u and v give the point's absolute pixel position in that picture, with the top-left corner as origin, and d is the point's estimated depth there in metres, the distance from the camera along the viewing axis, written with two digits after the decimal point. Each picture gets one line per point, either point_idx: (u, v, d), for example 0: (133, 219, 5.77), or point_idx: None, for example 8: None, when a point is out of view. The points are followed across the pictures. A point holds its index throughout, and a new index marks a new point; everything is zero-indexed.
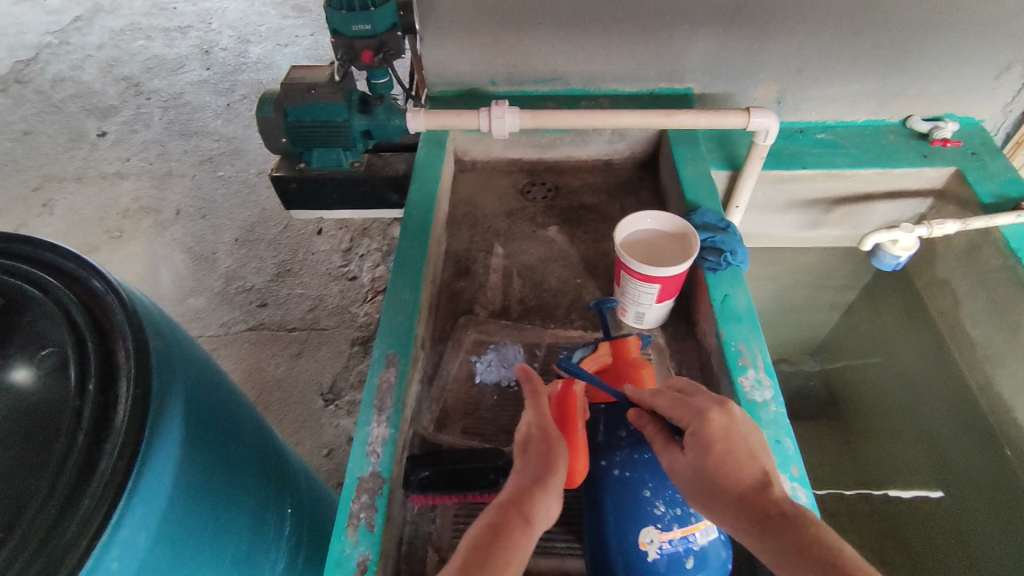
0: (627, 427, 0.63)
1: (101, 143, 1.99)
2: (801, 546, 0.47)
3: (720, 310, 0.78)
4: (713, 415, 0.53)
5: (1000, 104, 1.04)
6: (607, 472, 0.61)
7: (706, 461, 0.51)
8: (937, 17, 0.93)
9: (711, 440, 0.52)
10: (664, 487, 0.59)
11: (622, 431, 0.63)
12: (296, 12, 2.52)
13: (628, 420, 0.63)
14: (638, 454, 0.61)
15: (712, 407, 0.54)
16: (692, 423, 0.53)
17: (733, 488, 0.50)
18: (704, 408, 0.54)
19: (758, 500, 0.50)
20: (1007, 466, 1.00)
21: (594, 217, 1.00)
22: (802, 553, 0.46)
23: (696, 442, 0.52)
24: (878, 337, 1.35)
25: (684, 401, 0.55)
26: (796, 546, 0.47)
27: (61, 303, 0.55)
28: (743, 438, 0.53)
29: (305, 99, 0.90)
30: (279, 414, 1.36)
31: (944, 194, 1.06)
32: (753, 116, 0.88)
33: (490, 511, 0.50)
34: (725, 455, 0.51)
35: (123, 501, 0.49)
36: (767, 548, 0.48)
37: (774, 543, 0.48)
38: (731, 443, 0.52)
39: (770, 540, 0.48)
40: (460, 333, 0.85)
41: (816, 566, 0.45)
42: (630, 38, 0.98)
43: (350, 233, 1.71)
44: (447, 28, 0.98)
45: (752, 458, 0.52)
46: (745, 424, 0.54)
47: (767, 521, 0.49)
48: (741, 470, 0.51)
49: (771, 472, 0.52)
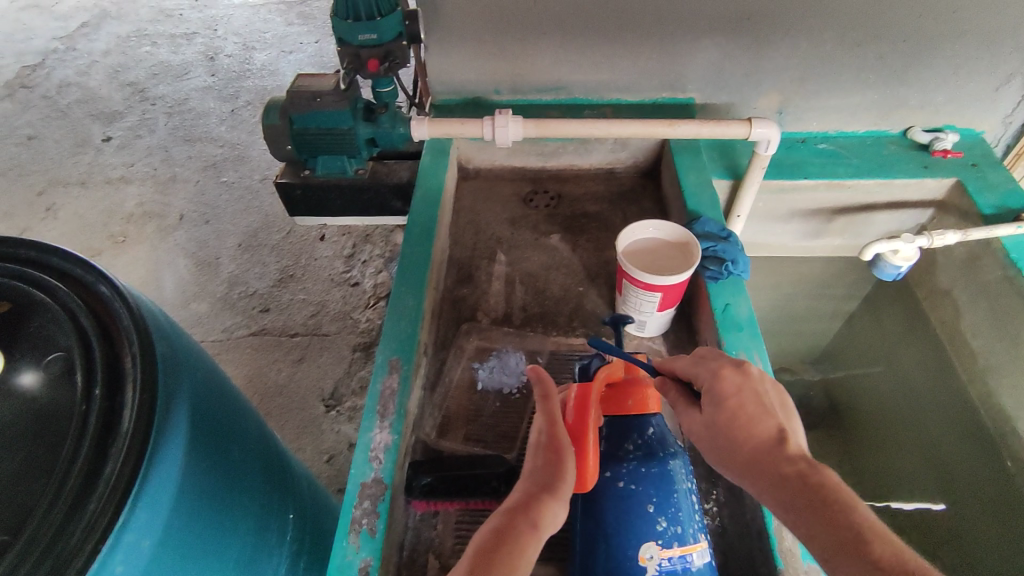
0: (635, 440, 0.63)
1: (106, 148, 2.00)
2: (808, 498, 0.47)
3: (721, 319, 0.78)
4: (727, 371, 0.56)
5: (1000, 116, 1.05)
6: (611, 484, 0.61)
7: (719, 416, 0.55)
8: (937, 30, 0.94)
9: (724, 396, 0.55)
10: (667, 505, 0.59)
11: (630, 445, 0.62)
12: (301, 19, 2.54)
13: (636, 434, 0.63)
14: (644, 469, 0.61)
15: (726, 366, 0.56)
16: (706, 383, 0.57)
17: (744, 440, 0.53)
18: (717, 368, 0.57)
19: (771, 451, 0.51)
20: (1008, 478, 1.00)
21: (596, 226, 1.01)
22: (808, 504, 0.47)
23: (711, 397, 0.56)
24: (879, 347, 1.35)
25: (699, 361, 0.59)
26: (803, 497, 0.48)
27: (68, 309, 0.55)
28: (758, 396, 0.54)
29: (311, 106, 0.90)
30: (280, 419, 1.36)
31: (945, 205, 1.07)
32: (755, 126, 0.89)
33: (500, 513, 0.49)
34: (739, 410, 0.54)
35: (128, 505, 0.50)
36: (775, 498, 0.49)
37: (782, 493, 0.49)
38: (742, 399, 0.54)
39: (777, 490, 0.49)
40: (462, 340, 0.85)
41: (821, 518, 0.46)
42: (633, 49, 0.99)
43: (353, 240, 1.72)
44: (452, 37, 0.99)
45: (767, 413, 0.53)
46: (762, 383, 0.55)
47: (778, 475, 0.50)
48: (754, 424, 0.53)
49: (789, 429, 0.53)
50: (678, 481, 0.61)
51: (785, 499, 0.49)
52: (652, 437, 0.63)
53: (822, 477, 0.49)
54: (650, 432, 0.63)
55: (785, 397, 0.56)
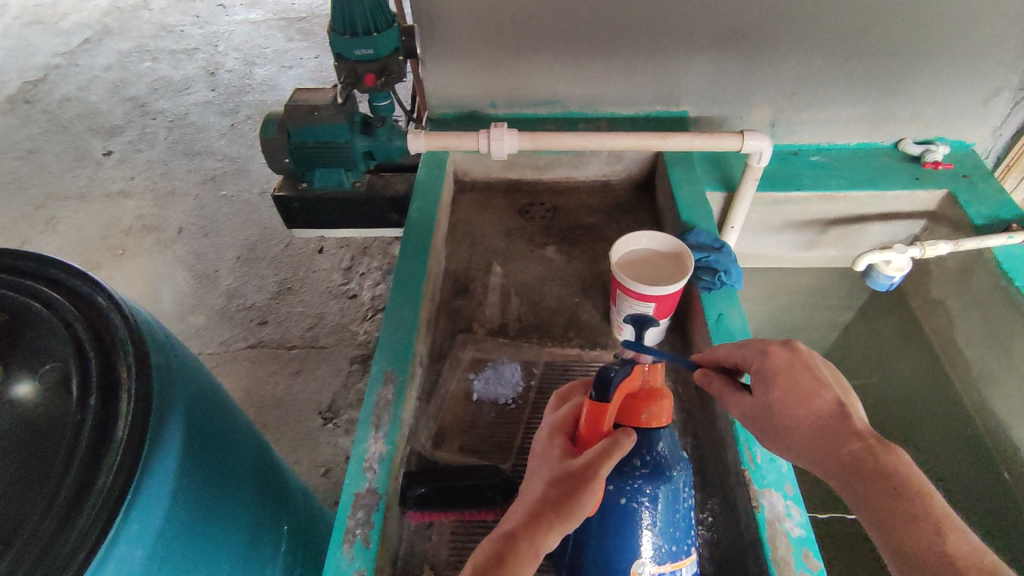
0: (642, 456, 0.57)
1: (106, 162, 2.02)
2: (869, 474, 0.50)
3: (715, 328, 0.79)
4: (774, 348, 0.58)
5: (990, 128, 1.06)
6: (612, 500, 0.57)
7: (769, 393, 0.57)
8: (925, 44, 0.95)
9: (777, 369, 0.57)
10: (664, 524, 0.57)
11: (636, 461, 0.57)
12: (301, 35, 2.57)
13: (645, 448, 0.57)
14: (650, 487, 0.56)
15: (775, 343, 0.59)
16: (755, 361, 0.59)
17: (802, 415, 0.55)
18: (764, 345, 0.59)
19: (830, 426, 0.54)
20: (1005, 489, 1.01)
21: (591, 237, 1.02)
22: (873, 483, 0.49)
23: (761, 370, 0.58)
24: (875, 359, 1.35)
25: (745, 343, 0.61)
26: (864, 474, 0.50)
27: (64, 319, 0.56)
28: (810, 372, 0.57)
29: (308, 120, 0.92)
30: (276, 432, 1.36)
31: (937, 216, 1.08)
32: (747, 139, 0.90)
33: (496, 535, 0.48)
34: (794, 385, 0.56)
35: (121, 515, 0.50)
36: (834, 475, 0.52)
37: (843, 471, 0.52)
38: (795, 373, 0.56)
39: (838, 469, 0.52)
40: (458, 351, 0.85)
41: (895, 501, 0.48)
42: (626, 63, 1.00)
43: (351, 252, 1.73)
44: (448, 52, 1.00)
45: (823, 388, 0.56)
46: (814, 359, 0.58)
47: (847, 458, 0.52)
48: (810, 400, 0.55)
49: (847, 403, 0.55)
50: (677, 501, 0.58)
51: (846, 477, 0.51)
52: (662, 454, 0.57)
53: (887, 455, 0.51)
54: (660, 447, 0.57)
55: (837, 373, 0.59)
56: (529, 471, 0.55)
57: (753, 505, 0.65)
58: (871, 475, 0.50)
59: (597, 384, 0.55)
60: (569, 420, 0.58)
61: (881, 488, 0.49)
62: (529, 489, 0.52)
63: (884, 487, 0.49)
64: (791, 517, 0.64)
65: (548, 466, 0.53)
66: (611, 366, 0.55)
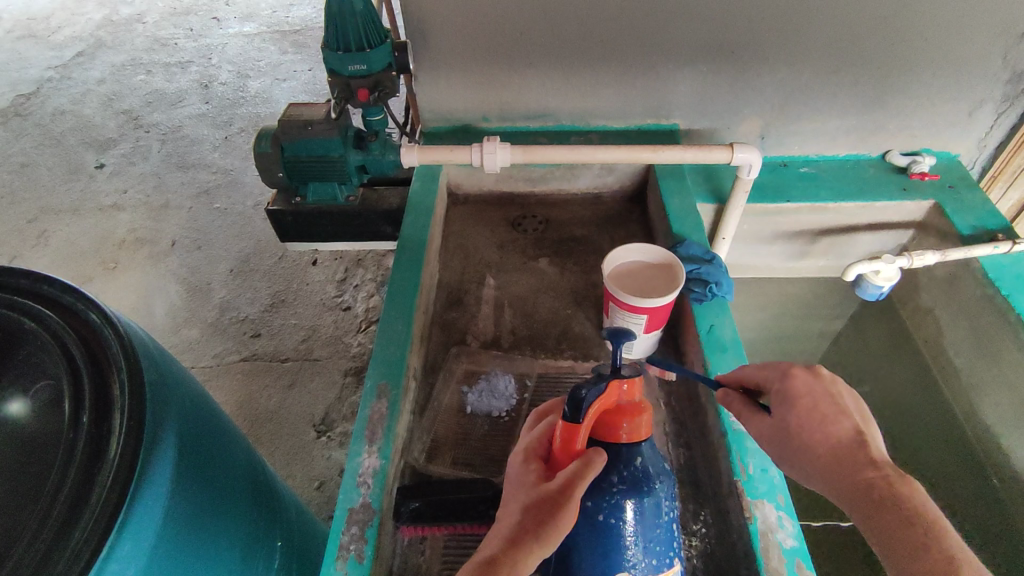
0: (621, 471, 0.57)
1: (99, 175, 2.01)
2: (887, 505, 0.49)
3: (707, 340, 0.79)
4: (798, 372, 0.58)
5: (975, 139, 1.08)
6: (590, 517, 0.56)
7: (789, 417, 0.56)
8: (910, 58, 0.97)
9: (799, 392, 0.57)
10: (645, 539, 0.56)
11: (614, 477, 0.57)
12: (295, 48, 2.59)
13: (621, 463, 0.57)
14: (627, 503, 0.56)
15: (799, 367, 0.58)
16: (778, 384, 0.58)
17: (821, 439, 0.54)
18: (789, 368, 0.58)
19: (849, 453, 0.53)
20: (998, 497, 1.02)
21: (583, 249, 1.02)
22: (892, 514, 0.49)
23: (782, 392, 0.58)
24: (866, 367, 1.36)
25: (772, 367, 0.60)
26: (883, 504, 0.50)
27: (57, 336, 0.56)
28: (833, 399, 0.56)
29: (302, 134, 0.91)
30: (270, 446, 1.35)
31: (923, 226, 1.09)
32: (736, 151, 0.91)
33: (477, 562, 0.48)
34: (817, 410, 0.55)
35: (115, 534, 0.49)
36: (847, 501, 0.52)
37: (860, 498, 0.51)
38: (818, 400, 0.56)
39: (854, 496, 0.51)
40: (451, 363, 0.86)
41: (913, 533, 0.48)
42: (617, 77, 1.01)
43: (345, 264, 1.73)
44: (441, 67, 1.01)
45: (845, 415, 0.55)
46: (840, 387, 0.57)
47: (866, 486, 0.51)
48: (831, 426, 0.55)
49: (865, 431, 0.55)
50: (657, 515, 0.58)
51: (861, 504, 0.51)
52: (639, 469, 0.58)
53: (905, 485, 0.50)
54: (638, 462, 0.58)
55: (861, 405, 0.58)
56: (503, 496, 0.55)
57: (747, 515, 0.65)
58: (889, 505, 0.49)
59: (570, 404, 0.55)
60: (543, 440, 0.58)
61: (900, 518, 0.49)
62: (505, 514, 0.52)
63: (902, 517, 0.49)
64: (783, 527, 0.64)
65: (522, 488, 0.54)
66: (584, 385, 0.56)
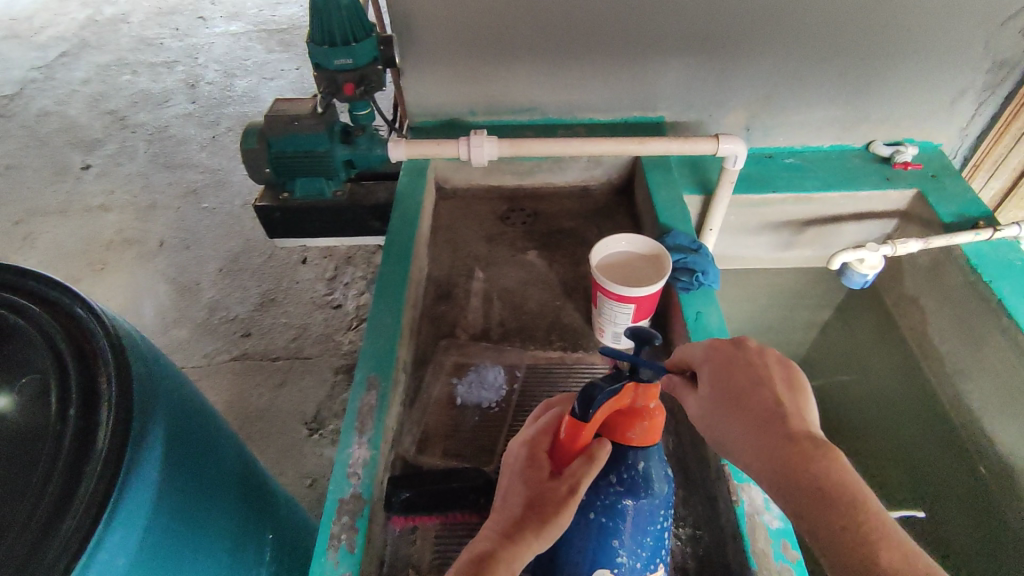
0: (619, 473, 0.57)
1: (85, 176, 2.00)
2: (807, 489, 0.47)
3: (694, 327, 0.80)
4: (721, 345, 0.58)
5: (956, 128, 1.10)
6: (583, 514, 0.57)
7: (714, 394, 0.55)
8: (891, 47, 0.98)
9: (720, 367, 0.56)
10: (633, 541, 0.57)
11: (612, 477, 0.57)
12: (281, 47, 2.58)
13: (622, 466, 0.57)
14: (622, 504, 0.56)
15: (726, 344, 0.58)
16: (704, 363, 0.58)
17: (742, 410, 0.53)
18: (714, 346, 0.58)
19: (768, 424, 0.51)
20: (981, 480, 1.03)
21: (572, 241, 1.03)
22: (812, 485, 0.47)
23: (706, 365, 0.57)
24: (853, 355, 1.38)
25: (699, 347, 0.59)
26: (799, 486, 0.48)
27: (42, 331, 0.55)
28: (754, 368, 0.55)
29: (289, 129, 0.93)
30: (261, 445, 1.35)
31: (908, 215, 1.10)
32: (722, 142, 0.92)
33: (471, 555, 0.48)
34: (737, 380, 0.55)
35: (103, 523, 0.49)
36: (771, 481, 0.50)
37: (781, 475, 0.49)
38: (739, 373, 0.55)
39: (777, 477, 0.49)
40: (441, 356, 0.86)
41: (827, 514, 0.46)
42: (603, 69, 1.02)
43: (335, 262, 1.72)
44: (428, 61, 1.01)
45: (768, 386, 0.53)
46: (763, 357, 0.56)
47: (785, 467, 0.49)
48: (751, 400, 0.53)
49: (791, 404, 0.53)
50: (651, 520, 0.57)
51: (782, 481, 0.49)
52: (641, 472, 0.57)
53: (824, 459, 0.48)
54: (640, 466, 0.57)
55: (791, 370, 0.55)
56: (505, 487, 0.56)
57: (733, 499, 0.67)
58: (807, 481, 0.48)
59: (581, 400, 0.54)
60: (548, 432, 0.57)
61: (815, 498, 0.47)
62: (505, 506, 0.53)
63: (818, 498, 0.47)
64: (769, 509, 0.65)
65: (526, 481, 0.54)
66: (598, 385, 0.55)
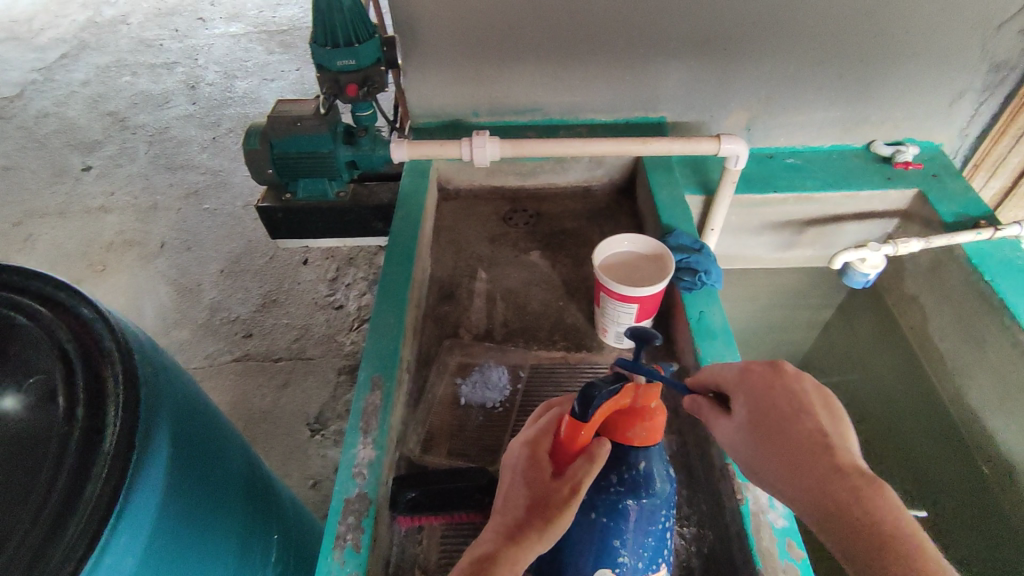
0: (621, 472, 0.57)
1: (86, 177, 2.00)
2: (856, 525, 0.47)
3: (697, 327, 0.80)
4: (757, 368, 0.57)
5: (957, 128, 1.10)
6: (585, 514, 0.57)
7: (751, 420, 0.55)
8: (891, 48, 0.99)
9: (758, 392, 0.55)
10: (635, 541, 0.57)
11: (613, 477, 0.57)
12: (282, 48, 2.58)
13: (623, 466, 0.57)
14: (624, 504, 0.56)
15: (762, 367, 0.57)
16: (740, 387, 0.57)
17: (783, 439, 0.52)
18: (750, 369, 0.57)
19: (811, 455, 0.51)
20: (983, 479, 1.03)
21: (574, 241, 1.03)
22: (861, 521, 0.47)
23: (742, 389, 0.57)
24: (855, 355, 1.38)
25: (734, 369, 0.58)
26: (845, 521, 0.47)
27: (50, 333, 0.55)
28: (794, 395, 0.54)
29: (291, 130, 0.93)
30: (264, 446, 1.35)
31: (909, 215, 1.11)
32: (724, 142, 0.92)
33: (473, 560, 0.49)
34: (777, 407, 0.54)
35: (110, 525, 0.50)
36: (814, 514, 0.50)
37: (826, 509, 0.49)
38: (778, 400, 0.54)
39: (821, 511, 0.49)
40: (445, 356, 0.86)
41: (877, 551, 0.46)
42: (604, 70, 1.02)
43: (336, 263, 1.73)
44: (430, 62, 1.01)
45: (809, 415, 0.53)
46: (801, 382, 0.55)
47: (831, 501, 0.48)
48: (793, 429, 0.52)
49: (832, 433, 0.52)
50: (652, 521, 0.58)
51: (827, 515, 0.48)
52: (641, 473, 0.57)
53: (872, 495, 0.48)
54: (641, 466, 0.57)
55: (828, 397, 0.55)
56: (505, 486, 0.55)
57: (737, 497, 0.67)
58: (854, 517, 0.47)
59: (580, 401, 0.55)
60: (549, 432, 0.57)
61: (862, 535, 0.46)
62: (506, 507, 0.53)
63: (866, 535, 0.46)
64: (774, 508, 0.65)
65: (526, 481, 0.54)
66: (597, 385, 0.55)
